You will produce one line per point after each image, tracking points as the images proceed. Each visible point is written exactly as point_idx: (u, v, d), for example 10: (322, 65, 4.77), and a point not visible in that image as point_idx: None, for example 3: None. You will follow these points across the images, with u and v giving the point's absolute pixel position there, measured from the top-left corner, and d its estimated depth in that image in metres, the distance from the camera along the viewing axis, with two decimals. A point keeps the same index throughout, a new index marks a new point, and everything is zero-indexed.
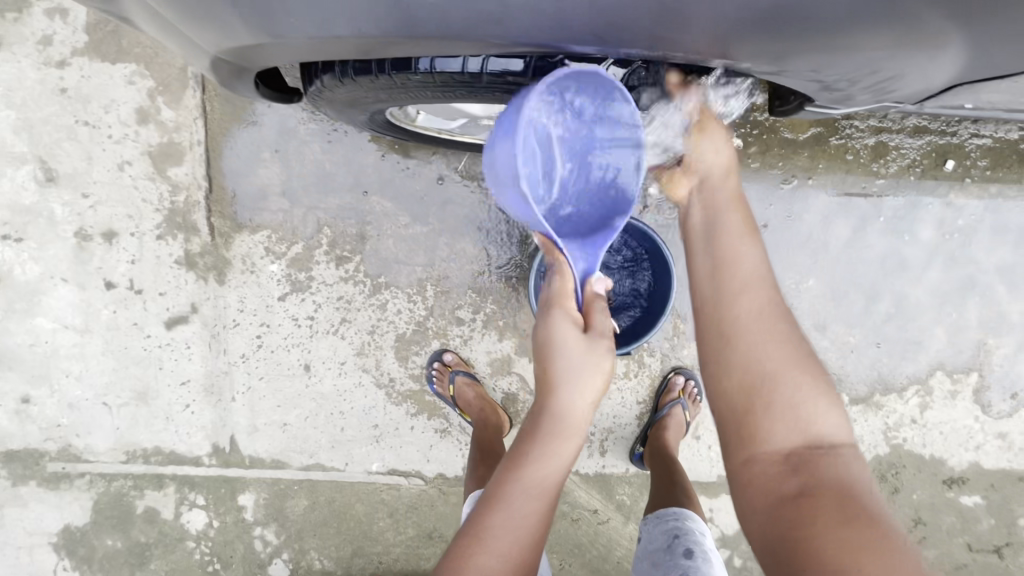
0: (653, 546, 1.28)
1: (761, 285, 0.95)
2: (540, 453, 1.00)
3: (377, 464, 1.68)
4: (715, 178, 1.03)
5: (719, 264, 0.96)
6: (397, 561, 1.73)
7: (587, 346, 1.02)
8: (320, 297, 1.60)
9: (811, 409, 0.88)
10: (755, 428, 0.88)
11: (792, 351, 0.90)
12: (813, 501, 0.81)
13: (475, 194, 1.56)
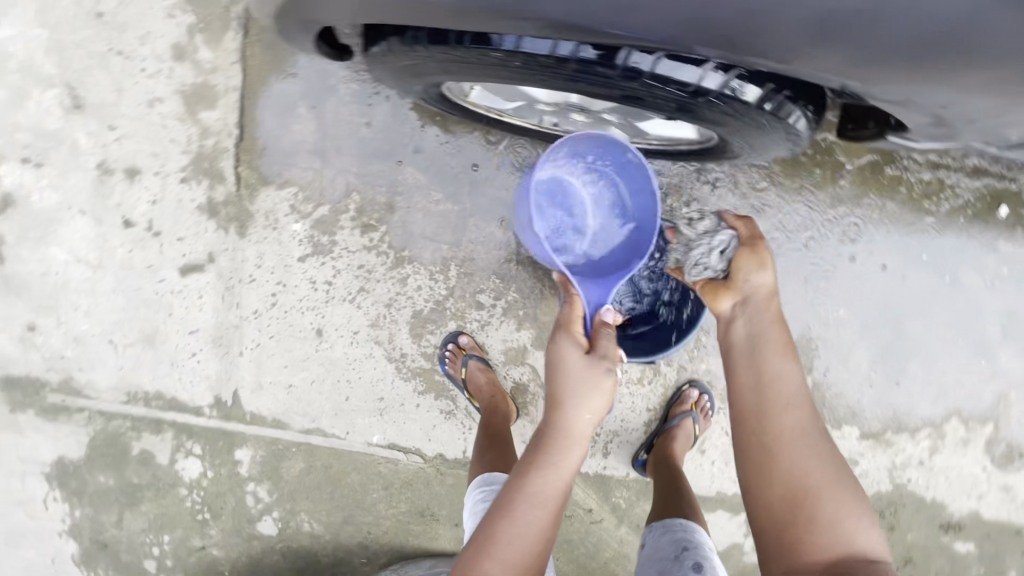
0: (659, 555, 1.27)
1: (799, 406, 1.04)
2: (545, 467, 1.00)
3: (378, 436, 1.67)
4: (758, 296, 1.10)
5: (764, 381, 1.05)
6: (386, 533, 1.74)
7: (588, 364, 1.04)
8: (341, 263, 1.56)
9: (853, 525, 0.98)
10: (799, 537, 0.98)
11: (832, 473, 1.00)
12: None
13: (511, 178, 1.51)
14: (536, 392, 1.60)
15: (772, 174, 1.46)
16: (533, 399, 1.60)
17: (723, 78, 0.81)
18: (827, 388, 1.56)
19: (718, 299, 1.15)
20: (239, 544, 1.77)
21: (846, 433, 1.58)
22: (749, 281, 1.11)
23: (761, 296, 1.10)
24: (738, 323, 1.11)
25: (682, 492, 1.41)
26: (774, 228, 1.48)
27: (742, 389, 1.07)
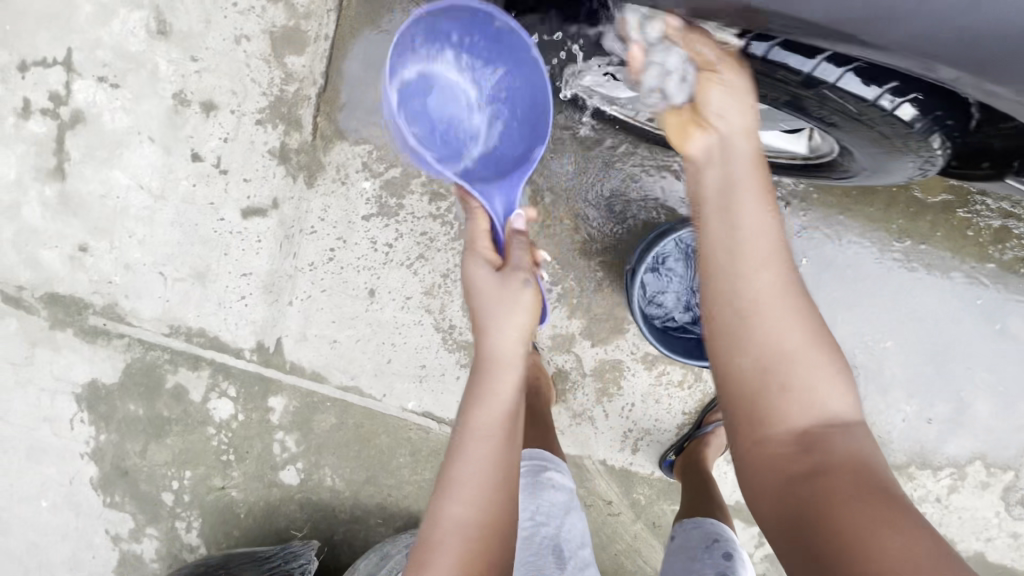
0: (689, 543, 1.33)
1: (776, 259, 0.86)
2: (480, 395, 1.04)
3: (414, 403, 1.68)
4: (733, 143, 0.91)
5: (736, 231, 0.87)
6: (406, 498, 1.76)
7: (501, 287, 1.07)
8: (404, 228, 1.57)
9: (818, 385, 0.82)
10: (769, 411, 0.82)
11: (810, 335, 0.83)
12: (826, 480, 0.76)
13: (586, 167, 1.51)
14: (576, 380, 1.63)
15: (843, 200, 1.48)
16: (572, 386, 1.63)
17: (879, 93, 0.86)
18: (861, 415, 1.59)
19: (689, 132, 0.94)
20: (259, 489, 1.79)
21: None
22: (722, 111, 0.90)
23: (739, 134, 0.91)
24: (710, 164, 0.91)
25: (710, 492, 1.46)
26: (836, 253, 1.50)
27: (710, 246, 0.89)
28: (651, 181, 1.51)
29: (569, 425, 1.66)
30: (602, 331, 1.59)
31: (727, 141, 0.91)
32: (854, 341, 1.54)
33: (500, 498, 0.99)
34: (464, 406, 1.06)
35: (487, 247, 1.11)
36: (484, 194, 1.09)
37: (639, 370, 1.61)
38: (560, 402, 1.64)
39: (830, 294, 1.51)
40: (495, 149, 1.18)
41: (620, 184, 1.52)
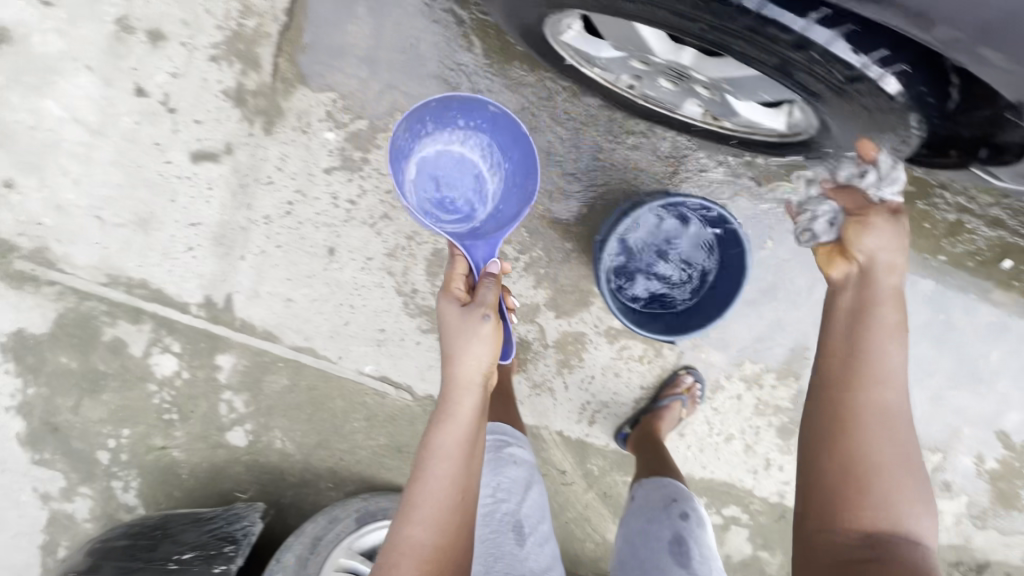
0: (648, 504, 1.36)
1: (898, 383, 0.91)
2: (440, 421, 1.05)
3: (371, 367, 1.64)
4: (880, 271, 0.97)
5: (864, 353, 0.93)
6: (359, 462, 1.73)
7: (462, 325, 1.09)
8: (369, 184, 1.49)
9: (920, 508, 0.87)
10: (853, 503, 0.86)
11: (908, 459, 0.88)
12: (876, 568, 0.80)
13: (562, 133, 1.47)
14: (538, 351, 1.62)
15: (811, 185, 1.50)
16: (534, 356, 1.62)
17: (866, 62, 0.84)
18: None
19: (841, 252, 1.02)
20: (204, 449, 1.72)
21: None
22: (876, 251, 0.97)
23: (886, 270, 0.97)
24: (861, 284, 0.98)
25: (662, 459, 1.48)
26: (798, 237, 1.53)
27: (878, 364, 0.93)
28: (627, 152, 1.48)
29: (529, 395, 1.66)
30: (568, 303, 1.57)
31: (866, 272, 0.98)
32: (809, 324, 1.59)
33: (459, 514, 1.01)
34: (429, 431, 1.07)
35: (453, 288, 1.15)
36: (469, 248, 1.21)
37: (602, 343, 1.61)
38: (521, 371, 1.64)
39: (789, 277, 1.56)
40: (498, 208, 1.34)
41: (595, 154, 1.48)
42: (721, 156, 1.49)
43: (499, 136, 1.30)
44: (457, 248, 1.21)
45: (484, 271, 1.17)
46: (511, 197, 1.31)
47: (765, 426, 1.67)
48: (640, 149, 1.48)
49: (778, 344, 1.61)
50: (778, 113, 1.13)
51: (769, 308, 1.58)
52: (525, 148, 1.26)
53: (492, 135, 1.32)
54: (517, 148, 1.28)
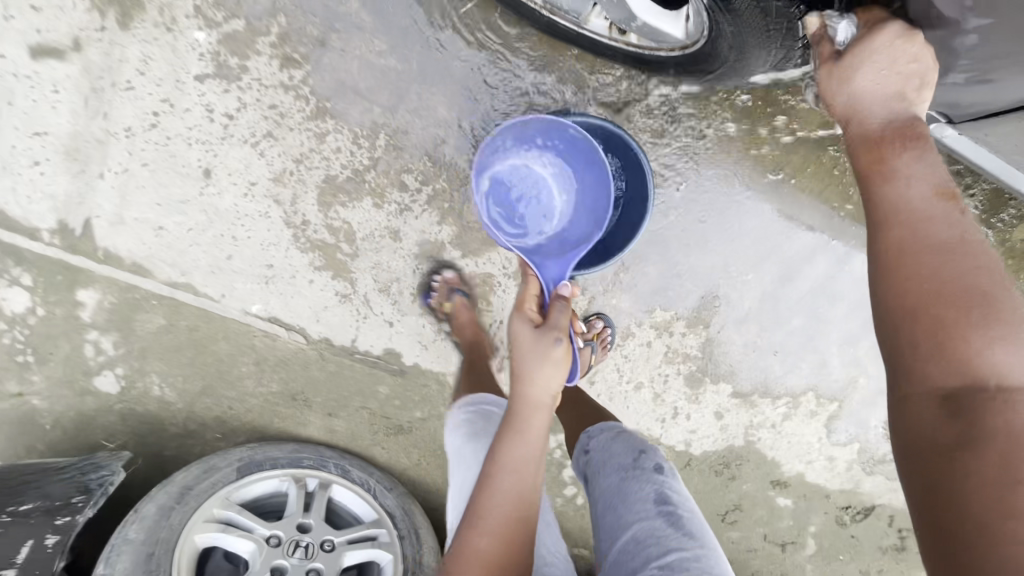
0: (613, 458, 1.13)
1: (961, 223, 0.80)
2: (508, 434, 1.02)
3: (258, 306, 1.49)
4: (907, 104, 0.90)
5: (911, 181, 0.84)
6: (250, 411, 1.61)
7: (535, 342, 1.04)
8: (248, 98, 1.32)
9: (1004, 329, 0.72)
10: (936, 347, 0.74)
11: (990, 294, 0.74)
12: (967, 455, 0.67)
13: (467, 50, 1.33)
14: None
15: (730, 125, 1.43)
16: (439, 299, 1.52)
17: None
18: (717, 345, 1.64)
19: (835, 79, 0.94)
20: (68, 397, 1.53)
21: (720, 389, 1.69)
22: (870, 80, 0.91)
23: (897, 100, 0.91)
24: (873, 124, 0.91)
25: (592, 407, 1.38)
26: (712, 181, 1.49)
27: (891, 197, 0.85)
28: (539, 77, 1.36)
29: (434, 340, 1.56)
30: (475, 242, 1.47)
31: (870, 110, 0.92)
32: (720, 272, 1.57)
33: (518, 530, 0.99)
34: (495, 443, 1.04)
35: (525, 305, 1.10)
36: (540, 268, 1.17)
37: (511, 286, 1.53)
38: (425, 314, 1.54)
39: (703, 223, 1.52)
40: (562, 233, 1.27)
41: (503, 78, 1.36)
42: (639, 88, 1.39)
43: (577, 156, 1.24)
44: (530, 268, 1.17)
45: (556, 292, 1.11)
46: (580, 215, 1.26)
47: (674, 374, 1.66)
48: (553, 74, 1.36)
49: (689, 292, 1.58)
50: (678, 19, 1.11)
51: (682, 255, 1.54)
52: (602, 170, 1.21)
53: (566, 154, 1.25)
54: (594, 168, 1.22)
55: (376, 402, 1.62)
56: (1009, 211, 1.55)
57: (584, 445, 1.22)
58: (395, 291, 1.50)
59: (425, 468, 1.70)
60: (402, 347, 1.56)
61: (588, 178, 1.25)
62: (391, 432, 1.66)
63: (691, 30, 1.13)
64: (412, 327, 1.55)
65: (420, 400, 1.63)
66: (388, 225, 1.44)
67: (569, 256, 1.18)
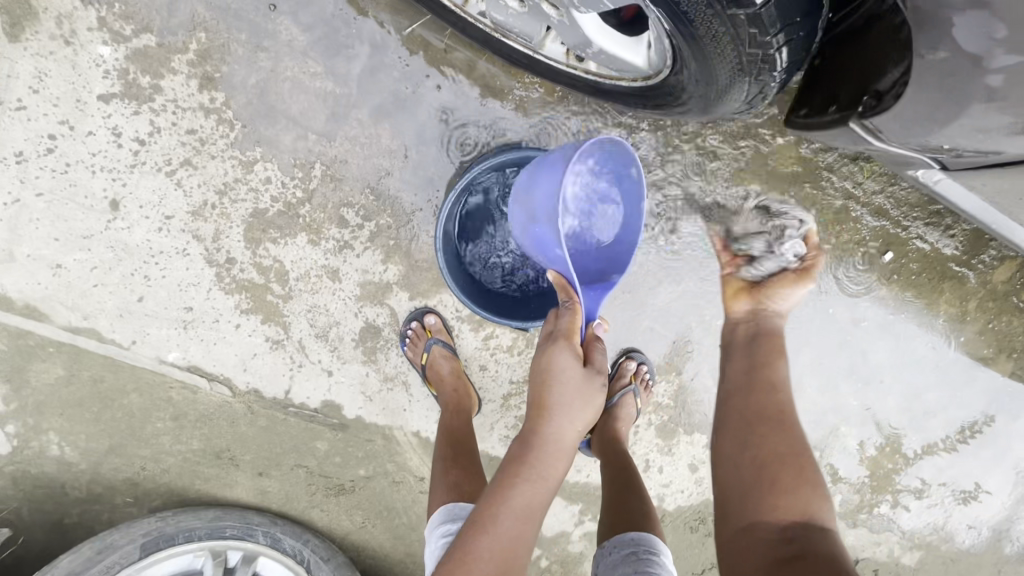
0: (610, 572, 1.07)
1: (789, 418, 1.00)
2: (529, 477, 0.88)
3: (175, 354, 1.31)
4: (769, 312, 1.15)
5: (761, 363, 1.07)
6: (167, 472, 1.41)
7: (584, 380, 0.93)
8: (162, 121, 1.17)
9: (809, 482, 0.93)
10: (790, 480, 0.92)
11: (796, 448, 0.97)
12: (805, 561, 0.81)
13: (412, 74, 1.21)
14: (389, 338, 1.35)
15: (698, 161, 1.34)
16: (384, 345, 1.36)
17: (771, 50, 0.83)
18: (690, 393, 1.52)
19: (736, 300, 1.19)
20: None
21: (695, 440, 1.56)
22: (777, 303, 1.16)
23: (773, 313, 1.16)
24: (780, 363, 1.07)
25: (631, 484, 1.24)
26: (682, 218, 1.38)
27: (793, 435, 0.98)
28: (492, 103, 1.24)
29: (379, 390, 1.40)
30: (425, 283, 1.33)
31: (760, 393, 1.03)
32: (692, 316, 1.45)
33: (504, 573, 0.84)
34: (530, 459, 0.89)
35: (574, 333, 0.93)
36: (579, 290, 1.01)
37: (465, 329, 1.39)
38: (368, 363, 1.37)
39: (675, 261, 1.41)
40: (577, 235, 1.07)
41: (456, 105, 1.23)
42: (602, 118, 1.28)
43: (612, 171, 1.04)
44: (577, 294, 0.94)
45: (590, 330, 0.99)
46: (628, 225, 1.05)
47: (643, 424, 1.54)
48: (506, 102, 1.24)
49: (661, 337, 1.47)
50: (637, 43, 0.94)
51: (654, 296, 1.43)
52: (627, 189, 1.04)
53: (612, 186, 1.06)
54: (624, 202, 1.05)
55: (313, 460, 1.44)
56: (990, 251, 1.47)
57: (596, 567, 1.13)
58: (334, 337, 1.34)
59: (369, 532, 1.51)
60: (343, 400, 1.39)
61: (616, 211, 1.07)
62: (331, 494, 1.47)
63: (653, 59, 0.94)
64: (354, 376, 1.38)
65: (364, 457, 1.45)
66: (326, 264, 1.28)
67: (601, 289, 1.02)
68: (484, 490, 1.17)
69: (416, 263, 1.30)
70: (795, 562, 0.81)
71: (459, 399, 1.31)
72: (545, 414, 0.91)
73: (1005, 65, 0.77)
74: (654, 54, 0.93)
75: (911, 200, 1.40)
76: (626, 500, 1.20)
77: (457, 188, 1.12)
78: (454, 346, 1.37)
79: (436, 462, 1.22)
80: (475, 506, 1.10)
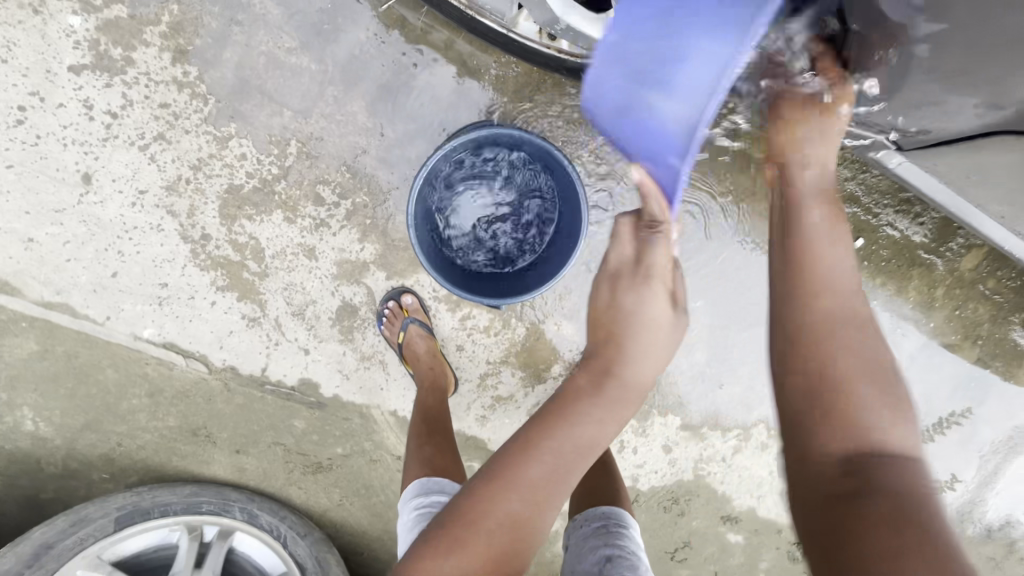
0: (580, 544, 1.10)
1: (868, 331, 0.77)
2: (581, 413, 0.85)
3: (150, 331, 1.31)
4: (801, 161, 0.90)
5: (813, 243, 0.82)
6: (144, 448, 1.41)
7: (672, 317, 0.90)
8: (135, 94, 1.16)
9: (902, 412, 0.72)
10: (858, 412, 0.71)
11: (878, 367, 0.74)
12: (887, 506, 0.62)
13: (388, 52, 1.21)
14: (366, 317, 1.36)
15: None
16: (360, 324, 1.36)
17: None
18: (665, 376, 1.55)
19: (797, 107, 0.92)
20: None
21: (668, 421, 1.59)
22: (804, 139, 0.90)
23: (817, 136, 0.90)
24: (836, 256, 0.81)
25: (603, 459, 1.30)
26: None
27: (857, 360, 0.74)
28: (468, 82, 1.24)
29: (355, 369, 1.41)
30: (402, 262, 1.33)
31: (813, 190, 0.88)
32: None
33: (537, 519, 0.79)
34: (583, 395, 0.87)
35: (668, 262, 0.89)
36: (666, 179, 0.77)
37: (442, 309, 1.40)
38: (345, 342, 1.38)
39: None
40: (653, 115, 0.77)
41: (432, 84, 1.23)
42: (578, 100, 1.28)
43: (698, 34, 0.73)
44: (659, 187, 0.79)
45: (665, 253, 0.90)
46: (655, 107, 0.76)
47: None
48: (483, 82, 1.24)
49: None
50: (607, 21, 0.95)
51: None
52: (708, 31, 0.71)
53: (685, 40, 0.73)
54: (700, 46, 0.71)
55: (291, 438, 1.45)
56: (958, 239, 1.50)
57: (567, 539, 1.16)
58: (310, 316, 1.34)
59: (347, 509, 1.52)
60: (319, 378, 1.40)
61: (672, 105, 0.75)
62: (308, 471, 1.48)
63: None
64: (330, 355, 1.38)
65: (341, 435, 1.46)
66: (301, 242, 1.28)
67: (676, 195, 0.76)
68: (457, 467, 1.18)
69: (393, 242, 1.31)
70: (844, 505, 0.64)
71: (433, 380, 1.32)
72: (616, 347, 0.89)
73: (930, 32, 0.79)
74: None
75: (881, 187, 1.43)
76: (600, 472, 1.26)
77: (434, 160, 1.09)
78: (431, 326, 1.38)
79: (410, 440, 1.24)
80: (448, 481, 1.12)
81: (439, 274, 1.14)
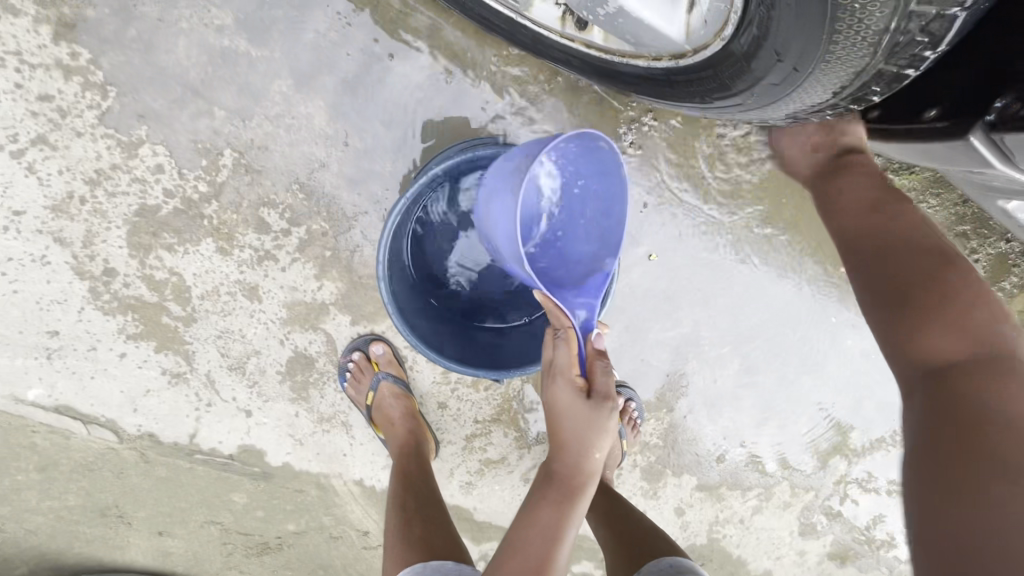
0: None
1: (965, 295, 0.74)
2: (529, 515, 0.79)
3: (36, 391, 1.01)
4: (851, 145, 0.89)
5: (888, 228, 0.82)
6: (35, 534, 1.10)
7: (591, 412, 0.77)
8: (3, 82, 0.86)
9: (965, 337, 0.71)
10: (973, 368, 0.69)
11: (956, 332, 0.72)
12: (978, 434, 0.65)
13: (354, 37, 0.93)
14: (325, 370, 1.08)
15: (705, 164, 1.12)
16: (317, 379, 1.09)
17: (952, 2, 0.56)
18: (681, 431, 1.32)
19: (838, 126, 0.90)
20: None
21: (683, 482, 1.36)
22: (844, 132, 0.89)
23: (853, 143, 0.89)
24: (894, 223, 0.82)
25: (628, 513, 1.11)
26: (683, 234, 1.16)
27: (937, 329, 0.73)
28: (459, 81, 0.97)
29: (311, 433, 1.13)
30: (372, 304, 1.06)
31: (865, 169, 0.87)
32: (689, 344, 1.25)
33: None
34: (536, 498, 0.81)
35: (573, 361, 0.78)
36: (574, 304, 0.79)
37: (422, 359, 1.13)
38: (297, 400, 1.10)
39: (674, 282, 1.19)
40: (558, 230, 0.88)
41: (412, 81, 0.96)
42: (593, 106, 1.03)
43: (578, 162, 0.81)
44: (566, 320, 0.77)
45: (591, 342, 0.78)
46: (578, 231, 0.86)
47: (627, 465, 1.34)
48: (478, 82, 0.98)
49: (653, 367, 1.26)
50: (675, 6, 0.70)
51: (648, 321, 1.21)
52: (611, 188, 0.80)
53: (574, 162, 0.81)
54: (600, 178, 0.81)
55: (229, 516, 1.16)
56: (1014, 279, 1.29)
57: None
58: (252, 370, 1.06)
59: None
60: (265, 445, 1.12)
61: (597, 184, 0.82)
62: (251, 553, 1.19)
63: (698, 26, 0.70)
64: (279, 417, 1.10)
65: (294, 510, 1.18)
66: (240, 279, 0.99)
67: (592, 285, 0.79)
68: (457, 540, 0.93)
69: (359, 280, 1.03)
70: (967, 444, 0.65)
71: (417, 437, 1.07)
72: (556, 448, 0.80)
73: None
74: (699, 19, 0.69)
75: (938, 219, 1.23)
76: (636, 531, 1.06)
77: (409, 196, 0.84)
78: (408, 381, 1.12)
79: (392, 516, 0.97)
80: (453, 563, 0.87)
81: (429, 346, 0.91)
